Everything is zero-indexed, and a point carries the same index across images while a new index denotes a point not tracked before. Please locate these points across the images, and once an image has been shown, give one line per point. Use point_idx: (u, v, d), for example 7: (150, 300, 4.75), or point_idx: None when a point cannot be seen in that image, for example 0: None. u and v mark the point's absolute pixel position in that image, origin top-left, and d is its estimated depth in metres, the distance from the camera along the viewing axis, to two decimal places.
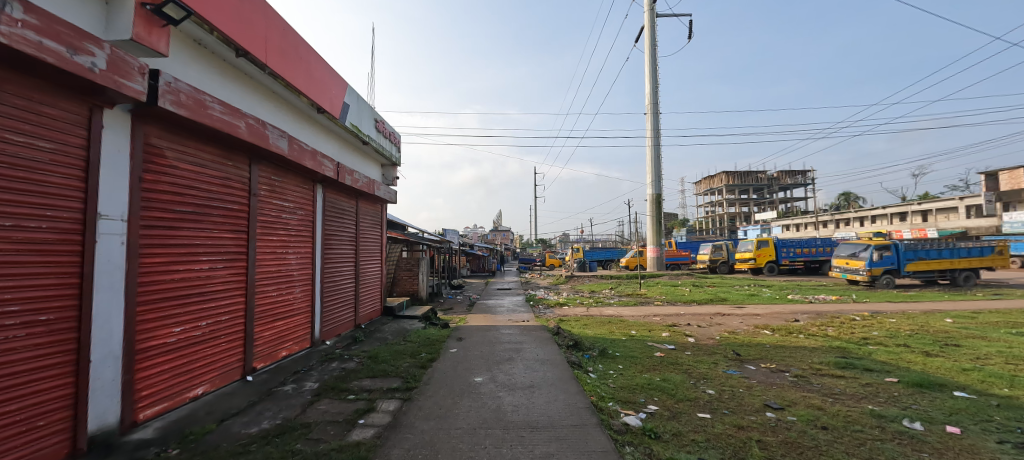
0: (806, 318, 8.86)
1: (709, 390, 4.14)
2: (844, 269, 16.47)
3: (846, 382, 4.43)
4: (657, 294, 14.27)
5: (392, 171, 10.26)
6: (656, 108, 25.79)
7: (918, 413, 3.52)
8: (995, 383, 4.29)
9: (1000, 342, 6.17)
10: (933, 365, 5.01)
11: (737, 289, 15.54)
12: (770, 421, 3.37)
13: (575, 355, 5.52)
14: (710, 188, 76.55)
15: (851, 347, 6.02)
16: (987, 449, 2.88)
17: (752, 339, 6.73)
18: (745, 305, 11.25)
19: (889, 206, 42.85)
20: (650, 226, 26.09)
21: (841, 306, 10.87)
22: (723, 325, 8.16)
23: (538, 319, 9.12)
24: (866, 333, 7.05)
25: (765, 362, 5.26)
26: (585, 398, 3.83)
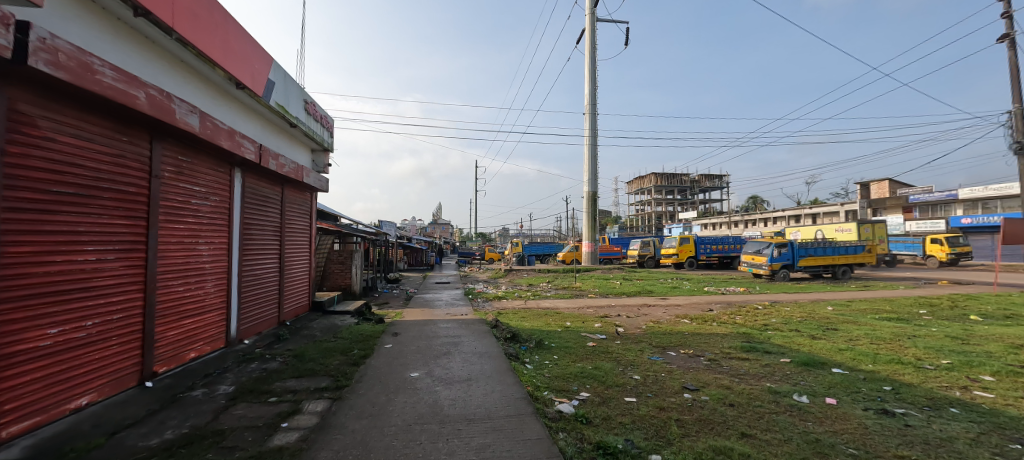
0: (718, 308, 9.86)
1: (636, 375, 4.43)
2: (750, 263, 18.51)
3: (750, 363, 4.99)
4: (591, 287, 14.99)
5: (324, 157, 9.62)
6: (594, 110, 26.92)
7: (805, 388, 4.07)
8: (862, 360, 5.11)
9: (866, 326, 7.35)
10: (816, 346, 5.83)
11: (661, 282, 16.77)
12: (687, 401, 3.70)
13: (512, 347, 5.61)
14: (641, 188, 82.13)
15: (754, 333, 6.80)
16: (856, 415, 3.42)
17: (673, 328, 7.33)
18: (667, 296, 12.24)
19: (787, 209, 48.85)
20: (586, 222, 27.20)
21: (745, 296, 12.27)
22: (649, 315, 8.78)
23: (476, 312, 9.12)
24: (766, 320, 8.02)
25: (684, 348, 5.75)
26: (521, 388, 3.92)
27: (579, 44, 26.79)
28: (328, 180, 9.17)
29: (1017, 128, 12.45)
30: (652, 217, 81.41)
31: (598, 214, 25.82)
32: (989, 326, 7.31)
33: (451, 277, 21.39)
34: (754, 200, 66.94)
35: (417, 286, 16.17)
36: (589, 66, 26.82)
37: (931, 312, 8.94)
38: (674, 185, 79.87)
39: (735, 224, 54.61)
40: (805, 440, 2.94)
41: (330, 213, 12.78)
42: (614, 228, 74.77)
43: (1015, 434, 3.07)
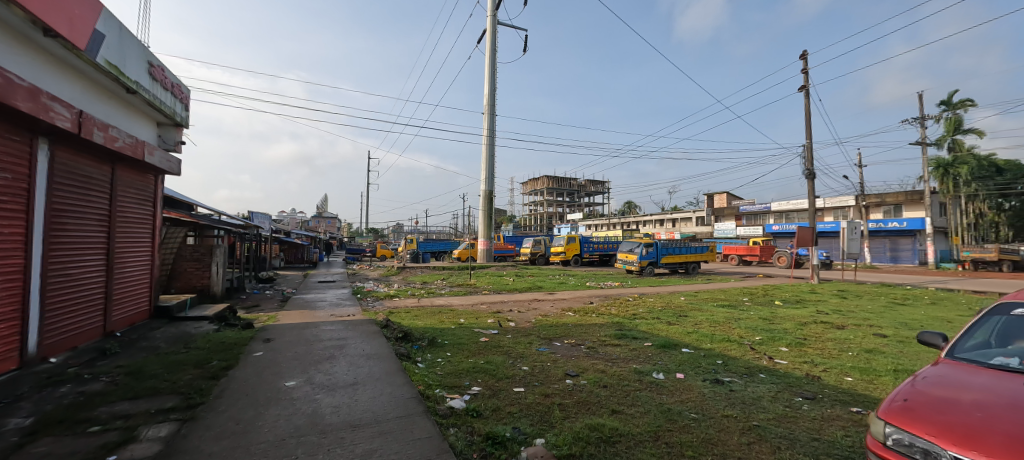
0: (597, 301, 10.97)
1: (524, 367, 4.68)
2: (624, 261, 20.91)
3: (621, 349, 5.67)
4: (485, 284, 15.41)
5: (174, 133, 8.04)
6: (492, 110, 27.58)
7: (662, 367, 4.78)
8: (703, 340, 6.20)
9: (706, 312, 8.95)
10: (672, 330, 6.89)
11: (550, 278, 17.95)
12: (569, 386, 4.05)
13: (404, 347, 5.45)
14: (537, 189, 86.84)
15: (624, 322, 7.74)
16: (697, 386, 4.14)
17: (559, 320, 7.94)
18: (555, 292, 13.21)
19: (655, 214, 56.59)
20: (482, 220, 27.77)
21: (619, 290, 13.88)
22: (538, 310, 9.36)
23: (366, 312, 8.62)
24: (635, 310, 9.19)
25: (567, 339, 6.27)
26: (411, 388, 3.83)
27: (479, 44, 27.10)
28: (179, 161, 7.70)
29: (806, 157, 16.40)
30: (548, 216, 86.53)
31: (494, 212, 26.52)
32: (784, 309, 9.53)
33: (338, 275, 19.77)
34: (632, 203, 75.92)
35: (296, 286, 14.54)
36: (488, 67, 27.32)
37: (749, 299, 11.30)
38: (567, 187, 86.30)
39: (616, 226, 61.26)
40: (660, 410, 3.46)
41: (183, 200, 10.71)
42: (511, 227, 77.60)
43: (797, 389, 4.06)
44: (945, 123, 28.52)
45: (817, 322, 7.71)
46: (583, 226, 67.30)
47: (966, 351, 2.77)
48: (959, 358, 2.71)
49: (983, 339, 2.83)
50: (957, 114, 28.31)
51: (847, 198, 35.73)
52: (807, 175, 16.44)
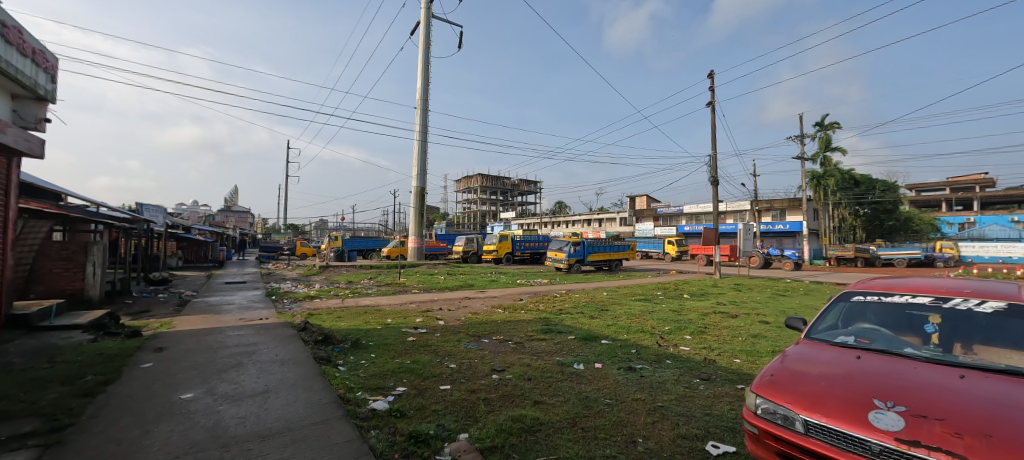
0: (526, 298, 11.28)
1: (451, 364, 4.68)
2: (553, 259, 21.70)
3: (546, 342, 5.90)
4: (416, 282, 15.10)
5: (34, 108, 6.74)
6: (425, 105, 27.06)
7: (582, 358, 5.07)
8: (619, 331, 6.68)
9: (624, 306, 9.64)
10: (592, 324, 7.32)
11: (481, 276, 18.08)
12: (494, 381, 4.12)
13: (324, 350, 5.16)
14: (473, 187, 86.65)
15: (551, 317, 8.06)
16: (612, 373, 4.47)
17: (488, 317, 8.03)
18: (485, 289, 13.34)
19: (583, 214, 59.39)
20: (413, 218, 27.13)
21: (547, 286, 14.41)
22: (467, 308, 9.39)
23: (282, 315, 7.98)
24: (560, 306, 9.61)
25: (495, 335, 6.36)
26: (330, 393, 3.64)
27: (412, 36, 26.41)
28: (42, 142, 6.49)
29: (711, 166, 18.32)
30: (484, 214, 86.76)
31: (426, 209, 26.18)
32: (690, 302, 10.60)
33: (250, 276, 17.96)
34: (563, 203, 79.04)
35: (198, 288, 12.95)
36: (422, 60, 26.73)
37: (662, 293, 12.39)
38: (503, 186, 87.30)
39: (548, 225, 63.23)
40: (579, 398, 3.66)
41: (46, 188, 9.00)
42: (446, 224, 76.45)
43: (696, 371, 4.56)
44: (819, 141, 33.51)
45: (716, 313, 8.68)
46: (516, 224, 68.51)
47: (821, 331, 3.33)
48: (815, 339, 3.25)
49: (832, 320, 3.41)
50: (828, 135, 33.40)
51: (745, 203, 40.52)
52: (711, 182, 18.38)
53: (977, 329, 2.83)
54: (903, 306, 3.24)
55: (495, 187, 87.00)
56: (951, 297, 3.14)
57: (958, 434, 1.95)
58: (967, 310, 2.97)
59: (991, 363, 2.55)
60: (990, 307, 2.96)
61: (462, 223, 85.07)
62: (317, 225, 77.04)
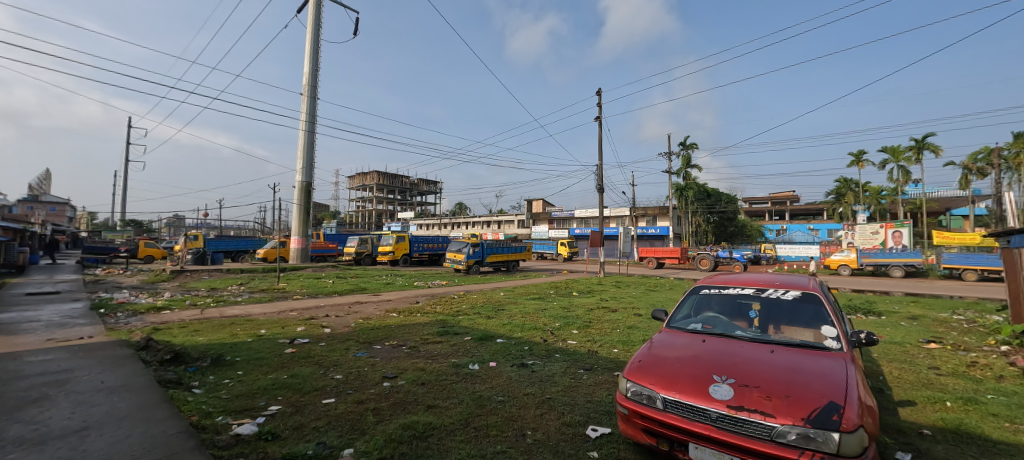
0: (423, 300, 11.04)
1: (337, 375, 4.34)
2: (453, 260, 21.66)
3: (442, 345, 5.85)
4: (298, 287, 13.66)
5: None
6: (313, 93, 24.86)
7: (477, 358, 5.15)
8: (514, 330, 6.95)
9: (518, 305, 10.06)
10: (489, 324, 7.48)
11: (375, 279, 17.15)
12: (385, 389, 3.94)
13: (172, 371, 4.34)
14: (372, 185, 81.88)
15: (448, 319, 8.02)
16: (505, 370, 4.63)
17: (381, 323, 7.64)
18: (379, 293, 12.70)
19: (483, 216, 60.56)
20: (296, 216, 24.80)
21: (444, 288, 14.28)
22: (359, 313, 8.83)
23: (114, 332, 6.49)
24: (458, 307, 9.62)
25: (388, 341, 6.09)
26: (179, 421, 3.08)
27: (299, 15, 24.11)
28: None
29: (597, 175, 20.22)
30: (384, 213, 82.58)
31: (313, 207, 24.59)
32: (578, 299, 11.53)
33: (65, 285, 14.18)
34: (464, 205, 79.68)
35: None
36: (310, 44, 24.58)
37: (554, 292, 13.25)
38: (404, 185, 84.31)
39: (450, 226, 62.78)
40: (472, 399, 3.72)
41: None
42: (338, 223, 70.58)
43: (581, 363, 4.98)
44: (682, 159, 39.39)
45: (599, 308, 9.60)
46: (416, 224, 66.93)
47: (678, 320, 3.90)
48: (674, 327, 3.80)
49: (687, 311, 4.02)
50: (689, 154, 39.50)
51: (626, 209, 45.66)
52: (597, 189, 20.31)
53: (784, 313, 3.66)
54: (736, 296, 3.98)
55: (394, 185, 83.35)
56: (767, 288, 3.97)
57: (769, 397, 2.49)
58: (777, 298, 3.80)
59: (792, 340, 3.32)
60: (791, 294, 3.82)
61: (359, 223, 79.57)
62: (171, 222, 64.44)
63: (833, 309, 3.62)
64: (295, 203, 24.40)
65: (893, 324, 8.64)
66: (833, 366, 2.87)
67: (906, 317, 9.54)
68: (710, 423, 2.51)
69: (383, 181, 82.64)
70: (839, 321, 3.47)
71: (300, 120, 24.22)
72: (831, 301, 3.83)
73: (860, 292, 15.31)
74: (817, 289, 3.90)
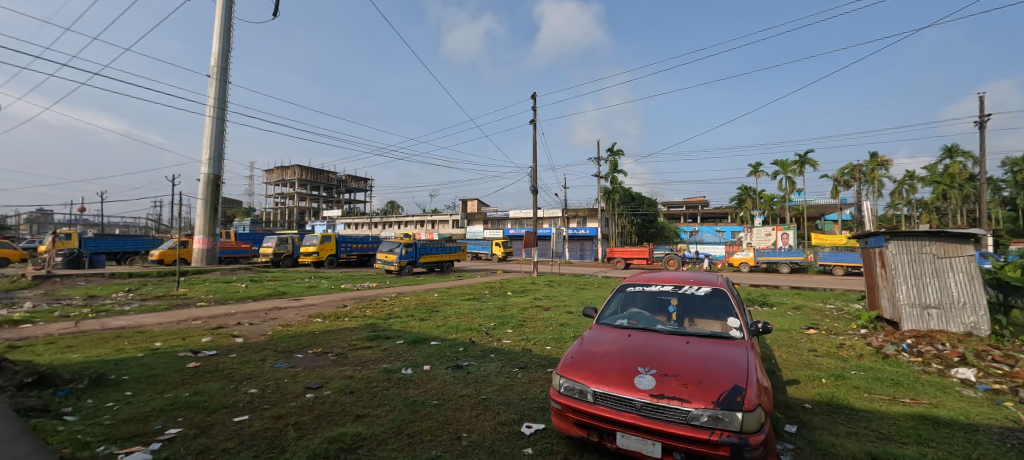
0: (351, 304, 10.47)
1: (252, 389, 3.94)
2: (384, 260, 20.80)
3: (372, 350, 5.59)
4: (203, 293, 12.19)
5: None
6: (223, 76, 22.63)
7: (410, 362, 4.99)
8: (449, 331, 6.87)
9: (452, 306, 9.97)
10: (423, 326, 7.31)
11: (297, 282, 15.90)
12: (308, 401, 3.65)
13: (34, 397, 3.62)
14: (295, 181, 75.88)
15: (379, 322, 7.68)
16: (439, 373, 4.54)
17: (303, 329, 7.09)
18: (301, 297, 11.79)
19: (417, 216, 59.21)
20: (201, 211, 22.85)
21: (375, 290, 13.68)
22: (277, 320, 8.11)
23: None
24: (390, 310, 9.27)
25: (312, 349, 5.67)
26: (44, 457, 2.57)
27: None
28: None
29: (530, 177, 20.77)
30: (308, 211, 76.96)
31: (221, 203, 23.21)
32: (512, 298, 11.72)
33: None
34: (397, 205, 77.36)
35: None
36: (220, 22, 22.53)
37: (489, 292, 13.32)
38: (332, 182, 79.44)
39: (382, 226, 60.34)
40: (405, 404, 3.59)
41: None
42: (255, 222, 64.27)
43: (516, 362, 5.05)
44: (610, 164, 41.91)
45: (533, 307, 9.85)
46: (344, 223, 63.52)
47: (606, 317, 4.12)
48: (603, 323, 4.00)
49: (614, 307, 4.27)
50: (616, 160, 42.14)
51: (557, 211, 47.49)
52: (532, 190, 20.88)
53: (697, 307, 4.04)
54: (657, 292, 4.30)
55: (318, 181, 77.91)
56: (683, 284, 4.35)
57: (685, 384, 2.72)
58: (692, 293, 4.18)
59: (704, 331, 3.68)
60: (703, 290, 4.22)
61: (280, 222, 73.06)
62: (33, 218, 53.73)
63: (736, 303, 4.06)
64: (200, 199, 22.62)
65: (782, 314, 9.98)
66: (737, 353, 3.23)
67: (791, 307, 11.08)
68: (635, 412, 2.68)
69: (308, 177, 76.82)
70: (741, 312, 3.91)
71: (206, 104, 22.06)
72: (735, 295, 4.30)
73: (756, 286, 17.51)
74: (724, 285, 4.36)
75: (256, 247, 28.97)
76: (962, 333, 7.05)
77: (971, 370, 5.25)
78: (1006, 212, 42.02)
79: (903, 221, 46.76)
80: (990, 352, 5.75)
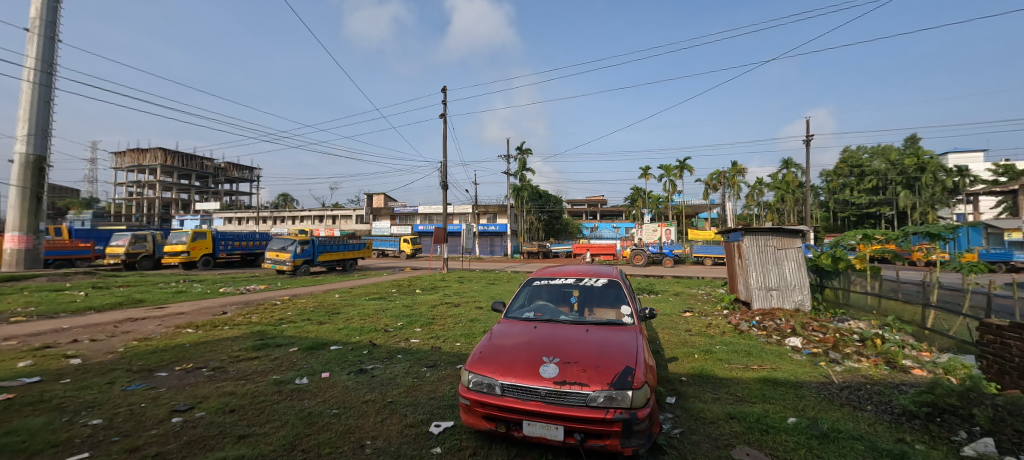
0: (233, 310, 9.22)
1: (95, 420, 3.25)
2: (274, 260, 18.65)
3: (259, 361, 5.01)
4: (18, 305, 9.64)
5: None
6: (49, 33, 18.01)
7: (306, 370, 4.58)
8: (352, 334, 6.47)
9: (355, 307, 9.40)
10: (322, 330, 6.77)
11: (160, 288, 13.49)
12: (175, 426, 3.13)
13: None
14: (159, 167, 63.85)
15: (268, 329, 6.90)
16: (339, 380, 4.25)
17: (167, 342, 6.05)
18: (166, 305, 10.03)
19: (315, 210, 54.35)
20: (15, 201, 18.34)
21: (263, 294, 12.23)
22: (131, 334, 6.79)
23: None
24: (281, 314, 8.39)
25: (181, 364, 4.87)
26: None
27: None
28: None
29: (441, 172, 20.49)
30: (174, 203, 65.38)
31: (48, 191, 19.10)
32: (421, 296, 11.45)
33: None
34: (290, 198, 70.04)
35: None
36: None
37: (396, 290, 12.83)
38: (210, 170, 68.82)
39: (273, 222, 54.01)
40: (299, 418, 3.28)
41: None
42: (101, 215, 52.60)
43: (425, 361, 4.96)
44: (520, 162, 43.21)
45: (443, 304, 9.75)
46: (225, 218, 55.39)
47: (514, 311, 4.25)
48: (511, 317, 4.12)
49: (522, 301, 4.43)
50: (525, 158, 43.60)
51: (468, 207, 47.64)
52: (442, 186, 20.61)
53: (596, 298, 4.38)
54: (561, 285, 4.56)
55: (189, 167, 66.53)
56: (584, 277, 4.68)
57: (584, 370, 2.93)
58: (591, 285, 4.53)
59: (601, 319, 4.01)
60: (601, 281, 4.60)
61: (136, 215, 60.65)
62: None
63: (629, 292, 4.50)
64: (13, 185, 18.29)
65: (666, 300, 11.39)
66: (629, 337, 3.59)
67: (673, 294, 12.71)
68: (540, 400, 2.82)
69: (176, 162, 65.11)
70: (632, 300, 4.34)
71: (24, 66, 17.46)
72: (628, 285, 4.77)
73: (645, 277, 19.70)
74: (618, 276, 4.81)
75: (98, 246, 23.89)
76: (793, 308, 8.79)
77: (799, 338, 6.58)
78: (821, 212, 53.33)
79: (755, 220, 56.52)
80: (811, 323, 7.26)
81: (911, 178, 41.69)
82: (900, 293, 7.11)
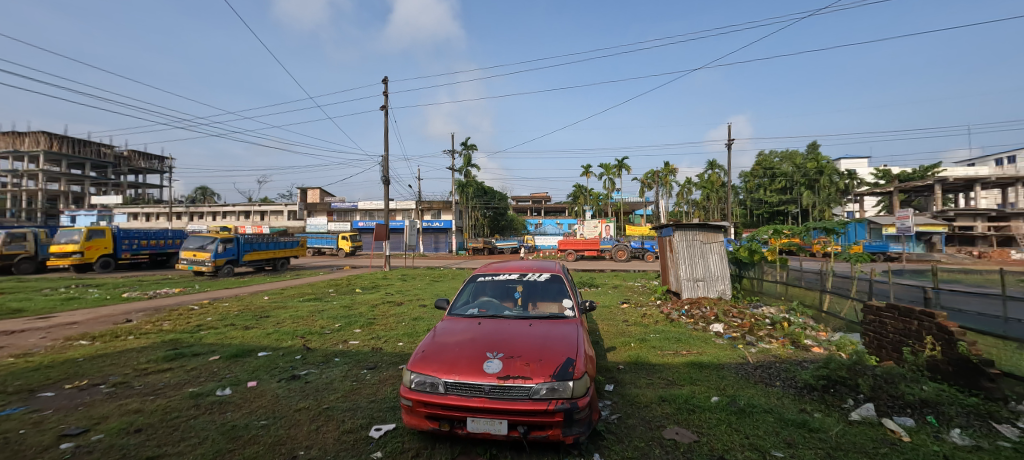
0: (139, 317, 8.22)
1: None
2: (191, 260, 16.85)
3: (172, 373, 4.52)
4: None
5: None
6: None
7: (229, 380, 4.21)
8: (282, 338, 6.06)
9: (287, 310, 8.81)
10: (248, 336, 6.26)
11: (44, 295, 11.65)
12: (64, 453, 2.73)
13: None
14: (42, 153, 54.76)
15: (184, 337, 6.24)
16: (268, 388, 3.96)
17: (54, 358, 5.25)
18: (53, 315, 8.69)
19: (241, 205, 49.89)
20: None
21: (178, 298, 11.04)
22: (5, 349, 5.80)
23: None
24: (199, 320, 7.63)
25: (72, 382, 4.26)
26: None
27: None
28: None
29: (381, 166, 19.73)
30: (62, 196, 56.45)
31: None
32: (361, 295, 11.01)
33: None
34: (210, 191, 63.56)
35: None
36: None
37: (333, 290, 12.20)
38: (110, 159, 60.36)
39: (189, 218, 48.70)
40: (220, 432, 3.02)
41: None
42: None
43: (364, 363, 4.78)
44: (465, 158, 42.83)
45: (384, 303, 9.45)
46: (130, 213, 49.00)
47: (457, 308, 4.23)
48: (455, 314, 4.09)
49: (466, 297, 4.41)
50: (469, 154, 43.19)
51: (411, 203, 46.36)
52: (383, 180, 19.87)
53: (539, 292, 4.49)
54: (505, 281, 4.61)
55: (82, 155, 57.79)
56: (527, 272, 4.77)
57: (527, 364, 3.00)
58: (534, 280, 4.63)
59: (544, 313, 4.12)
60: (544, 276, 4.71)
61: (13, 209, 51.59)
62: None
63: (570, 286, 4.66)
64: None
65: (605, 293, 11.97)
66: (570, 329, 3.73)
67: (612, 286, 13.38)
68: (484, 396, 2.83)
69: (64, 148, 56.25)
70: (574, 294, 4.51)
71: None
72: (569, 279, 4.94)
73: (586, 271, 20.55)
74: (560, 271, 4.96)
75: None
76: (716, 297, 9.65)
77: (721, 324, 7.24)
78: (740, 209, 58.82)
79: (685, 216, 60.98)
80: (731, 310, 8.02)
81: (813, 179, 47.35)
82: (802, 280, 8.08)
